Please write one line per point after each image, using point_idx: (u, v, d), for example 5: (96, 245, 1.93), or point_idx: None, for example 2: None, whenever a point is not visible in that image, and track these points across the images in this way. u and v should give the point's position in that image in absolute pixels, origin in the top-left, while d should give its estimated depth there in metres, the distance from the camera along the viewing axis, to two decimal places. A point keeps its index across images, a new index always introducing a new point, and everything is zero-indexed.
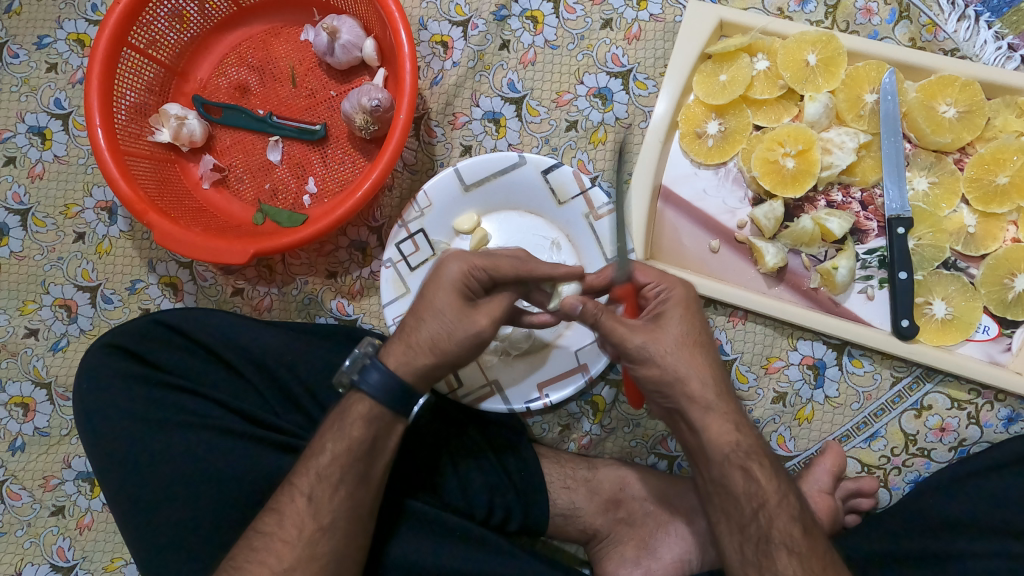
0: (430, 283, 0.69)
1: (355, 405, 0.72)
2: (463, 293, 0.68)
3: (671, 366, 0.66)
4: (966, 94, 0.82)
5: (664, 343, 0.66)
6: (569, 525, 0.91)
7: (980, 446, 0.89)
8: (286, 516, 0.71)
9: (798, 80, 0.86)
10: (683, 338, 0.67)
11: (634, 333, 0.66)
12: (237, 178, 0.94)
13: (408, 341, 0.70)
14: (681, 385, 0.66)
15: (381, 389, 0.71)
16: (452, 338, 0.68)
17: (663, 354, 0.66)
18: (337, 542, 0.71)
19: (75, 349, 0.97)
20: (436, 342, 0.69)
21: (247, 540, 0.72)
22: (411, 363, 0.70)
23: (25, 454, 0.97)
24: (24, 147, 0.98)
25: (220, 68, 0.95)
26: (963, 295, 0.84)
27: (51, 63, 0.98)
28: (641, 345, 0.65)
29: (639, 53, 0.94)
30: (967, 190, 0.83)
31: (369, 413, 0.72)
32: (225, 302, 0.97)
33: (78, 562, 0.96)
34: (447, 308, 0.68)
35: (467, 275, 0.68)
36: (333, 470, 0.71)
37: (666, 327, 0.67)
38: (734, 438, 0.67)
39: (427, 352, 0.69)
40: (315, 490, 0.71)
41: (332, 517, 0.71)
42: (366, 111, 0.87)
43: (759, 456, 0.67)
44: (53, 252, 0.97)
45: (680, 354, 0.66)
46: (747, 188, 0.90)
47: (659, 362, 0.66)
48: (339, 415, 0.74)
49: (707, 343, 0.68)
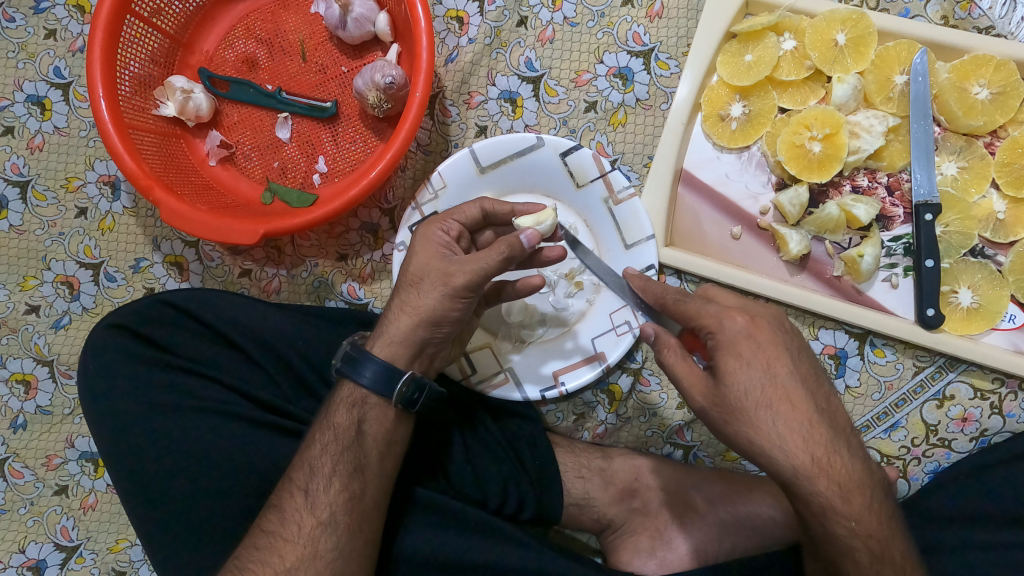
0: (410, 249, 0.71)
1: (341, 390, 0.71)
2: (436, 247, 0.70)
3: (733, 433, 0.60)
4: (1000, 75, 0.80)
5: (726, 409, 0.60)
6: (583, 515, 0.89)
7: (1002, 436, 0.88)
8: (286, 514, 0.68)
9: (826, 61, 0.83)
10: (742, 405, 0.59)
11: (692, 394, 0.62)
12: (245, 156, 0.91)
13: (386, 317, 0.71)
14: (752, 457, 0.60)
15: (375, 377, 0.68)
16: (423, 292, 0.68)
17: (725, 422, 0.60)
18: (340, 539, 0.67)
19: (77, 327, 0.93)
20: (407, 302, 0.69)
21: (251, 538, 0.69)
22: (384, 331, 0.70)
23: (27, 433, 0.93)
24: (23, 116, 0.94)
25: (227, 40, 0.92)
26: (990, 284, 0.82)
27: (49, 30, 0.94)
28: (701, 408, 0.62)
29: (661, 32, 0.91)
30: (997, 174, 0.81)
31: (352, 397, 0.70)
32: (232, 284, 0.94)
33: (83, 542, 0.93)
34: (413, 263, 0.70)
35: (433, 232, 0.71)
36: (324, 461, 0.69)
37: (726, 388, 0.59)
38: (822, 518, 0.61)
39: (402, 313, 0.69)
40: (312, 484, 0.68)
41: (330, 511, 0.67)
42: (380, 88, 0.83)
43: (844, 518, 0.60)
44: (54, 226, 0.93)
45: (745, 418, 0.59)
46: (770, 173, 0.88)
47: (722, 429, 0.61)
48: (327, 406, 0.72)
49: (777, 401, 0.59)
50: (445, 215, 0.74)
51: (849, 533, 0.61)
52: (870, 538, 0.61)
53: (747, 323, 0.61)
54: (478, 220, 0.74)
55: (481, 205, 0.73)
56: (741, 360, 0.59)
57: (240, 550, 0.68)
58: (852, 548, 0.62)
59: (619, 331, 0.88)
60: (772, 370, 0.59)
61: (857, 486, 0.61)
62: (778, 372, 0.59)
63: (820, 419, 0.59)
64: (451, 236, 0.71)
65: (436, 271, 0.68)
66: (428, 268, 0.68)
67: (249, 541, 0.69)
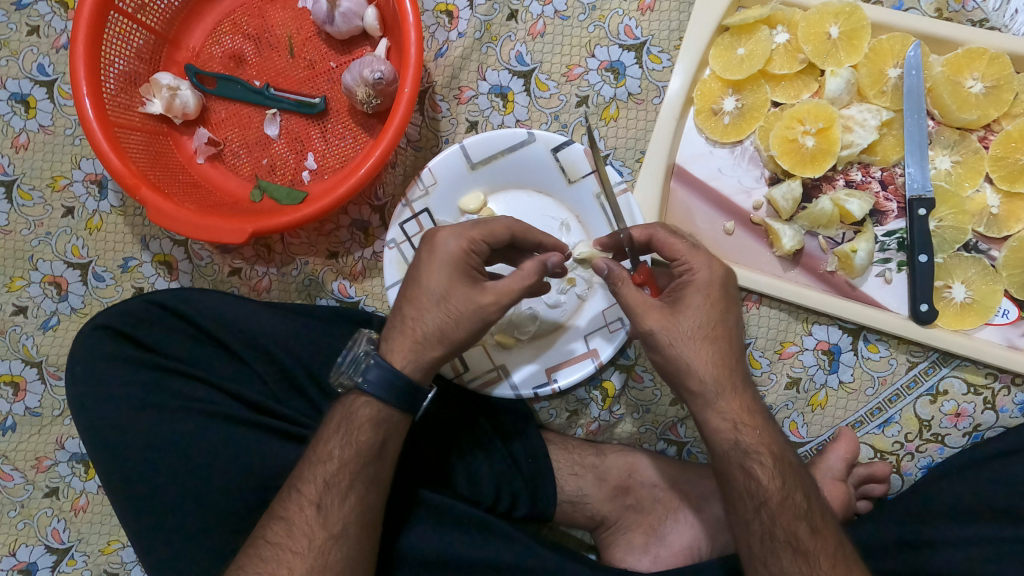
0: (427, 266, 0.67)
1: (361, 408, 0.69)
2: (458, 271, 0.67)
3: (675, 357, 0.63)
4: (995, 67, 0.79)
5: (675, 333, 0.63)
6: (576, 512, 0.89)
7: (995, 431, 0.88)
8: (295, 526, 0.67)
9: (820, 54, 0.82)
10: (693, 330, 0.63)
11: (644, 318, 0.63)
12: (233, 153, 0.90)
13: (413, 335, 0.68)
14: (682, 377, 0.63)
15: (386, 388, 0.68)
16: (460, 325, 0.67)
17: (670, 344, 0.63)
18: (351, 550, 0.67)
19: (66, 328, 0.93)
20: (444, 331, 0.67)
21: (253, 549, 0.67)
22: (419, 358, 0.68)
23: (15, 435, 0.93)
24: (7, 115, 0.93)
25: (213, 36, 0.91)
26: (984, 279, 0.82)
27: (33, 26, 0.93)
28: (650, 331, 0.63)
29: (652, 25, 0.90)
30: (990, 169, 0.81)
31: (377, 415, 0.69)
32: (222, 282, 0.93)
33: (74, 544, 0.93)
34: (446, 289, 0.66)
35: (459, 251, 0.66)
36: (341, 477, 0.68)
37: (682, 316, 0.63)
38: (733, 436, 0.64)
39: (438, 343, 0.68)
40: (325, 498, 0.68)
41: (343, 525, 0.67)
42: (369, 84, 0.82)
43: (759, 455, 0.64)
44: (41, 226, 0.93)
45: (689, 344, 0.62)
46: (763, 167, 0.87)
47: (665, 351, 0.63)
48: (342, 420, 0.70)
49: (721, 335, 0.63)
50: (464, 224, 0.69)
51: (770, 477, 0.64)
52: (771, 446, 0.65)
53: (722, 272, 0.65)
54: (503, 242, 0.70)
55: (511, 228, 0.70)
56: (707, 302, 0.64)
57: (243, 561, 0.67)
58: (765, 496, 0.64)
59: (612, 327, 0.88)
60: (725, 314, 0.64)
61: (754, 416, 0.65)
62: (728, 315, 0.64)
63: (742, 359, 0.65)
64: (477, 254, 0.68)
65: (469, 302, 0.66)
66: (461, 299, 0.66)
67: (251, 552, 0.67)
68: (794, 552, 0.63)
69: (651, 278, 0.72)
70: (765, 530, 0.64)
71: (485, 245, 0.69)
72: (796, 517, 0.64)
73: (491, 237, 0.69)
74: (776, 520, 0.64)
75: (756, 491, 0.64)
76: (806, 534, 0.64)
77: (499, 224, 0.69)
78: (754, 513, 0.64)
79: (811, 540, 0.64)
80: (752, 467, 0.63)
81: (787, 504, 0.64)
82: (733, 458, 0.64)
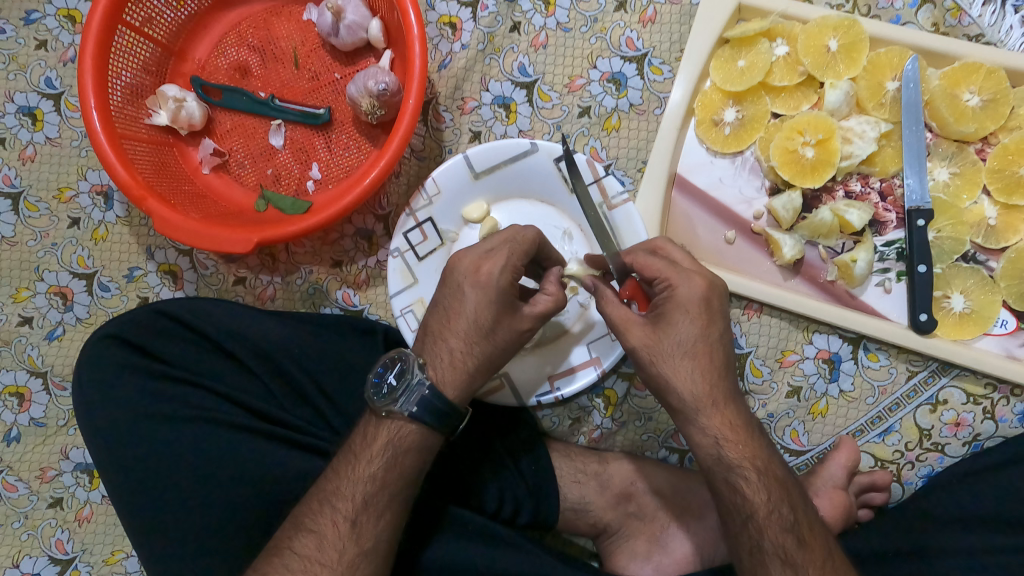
0: (474, 296, 0.67)
1: (408, 431, 0.69)
2: (503, 300, 0.68)
3: (655, 374, 0.65)
4: (991, 81, 0.80)
5: (657, 351, 0.64)
6: (579, 520, 0.89)
7: (994, 440, 0.88)
8: (326, 540, 0.67)
9: (819, 67, 0.83)
10: (672, 349, 0.64)
11: (627, 335, 0.65)
12: (238, 163, 0.91)
13: (465, 368, 0.69)
14: (664, 393, 0.65)
15: (436, 416, 0.68)
16: (506, 351, 0.70)
17: (651, 362, 0.64)
18: (378, 568, 0.69)
19: (71, 338, 0.93)
20: (491, 358, 0.70)
21: (281, 560, 0.67)
22: (469, 386, 0.70)
23: (20, 445, 0.94)
24: (14, 128, 0.94)
25: (219, 48, 0.92)
26: (982, 289, 0.83)
27: (40, 40, 0.94)
28: (633, 349, 0.65)
29: (654, 37, 0.91)
30: (988, 181, 0.82)
31: (422, 440, 0.70)
32: (227, 291, 0.94)
33: (78, 554, 0.93)
34: (495, 321, 0.68)
35: (508, 283, 0.68)
36: (380, 497, 0.69)
37: (664, 334, 0.64)
38: (717, 451, 0.65)
39: (485, 370, 0.71)
40: (360, 516, 0.68)
41: (375, 543, 0.68)
42: (373, 95, 0.83)
43: (744, 470, 0.65)
44: (47, 237, 0.93)
45: (670, 361, 0.64)
46: (764, 178, 0.88)
47: (647, 368, 0.65)
48: (389, 442, 0.69)
49: (702, 352, 0.64)
50: (503, 248, 0.69)
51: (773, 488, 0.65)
52: (754, 460, 0.65)
53: (703, 286, 0.65)
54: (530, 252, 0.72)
55: (538, 238, 0.72)
56: (698, 320, 0.64)
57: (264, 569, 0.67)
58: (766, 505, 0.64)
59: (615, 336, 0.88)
60: (709, 331, 0.64)
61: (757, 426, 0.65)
62: (711, 331, 0.64)
63: (725, 375, 0.65)
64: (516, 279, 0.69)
65: (515, 330, 0.69)
66: (507, 329, 0.69)
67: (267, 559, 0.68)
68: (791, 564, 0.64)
69: (638, 293, 0.71)
70: (759, 540, 0.64)
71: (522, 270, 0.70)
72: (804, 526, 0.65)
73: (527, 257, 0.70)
74: (776, 528, 0.65)
75: (741, 505, 0.65)
76: (796, 548, 0.64)
77: (527, 235, 0.71)
78: (742, 525, 0.65)
79: (799, 553, 0.64)
80: (736, 481, 0.65)
81: (773, 517, 0.64)
82: (717, 472, 0.65)
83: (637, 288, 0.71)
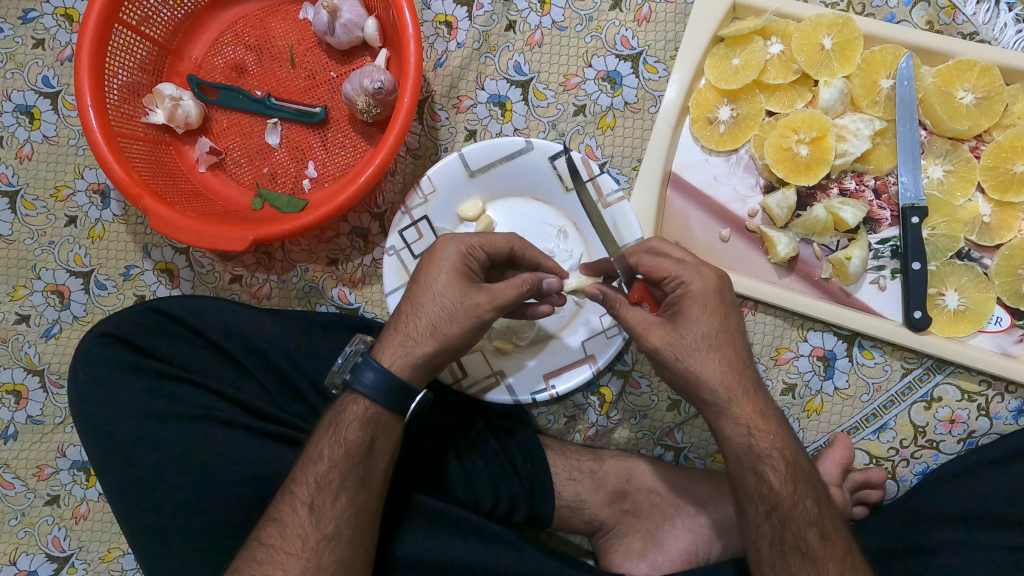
0: (426, 266, 0.69)
1: (350, 407, 0.70)
2: (459, 272, 0.68)
3: (683, 372, 0.64)
4: (984, 79, 0.81)
5: (680, 347, 0.63)
6: (574, 517, 0.90)
7: (989, 437, 0.88)
8: (290, 528, 0.68)
9: (813, 64, 0.84)
10: (696, 343, 0.63)
11: (648, 336, 0.64)
12: (234, 162, 0.91)
13: (405, 332, 0.69)
14: (693, 389, 0.64)
15: (376, 387, 0.68)
16: (454, 321, 0.67)
17: (677, 359, 0.64)
18: (344, 551, 0.68)
19: (68, 335, 0.94)
20: (435, 326, 0.68)
21: (250, 552, 0.68)
22: (410, 355, 0.68)
23: (17, 443, 0.94)
24: (12, 126, 0.94)
25: (215, 47, 0.92)
26: (977, 287, 0.83)
27: (38, 39, 0.94)
28: (654, 349, 0.64)
29: (649, 35, 0.92)
30: (982, 178, 0.82)
31: (366, 414, 0.69)
32: (223, 290, 0.94)
33: (74, 552, 0.93)
34: (445, 286, 0.68)
35: (460, 254, 0.69)
36: (332, 478, 0.69)
37: (684, 330, 0.64)
38: (747, 440, 0.65)
39: (429, 339, 0.68)
40: (316, 500, 0.68)
41: (336, 525, 0.68)
42: (369, 93, 0.84)
43: (772, 460, 0.65)
44: (45, 235, 0.94)
45: (696, 356, 0.63)
46: (758, 176, 0.88)
47: (672, 367, 0.64)
48: (335, 420, 0.71)
49: (725, 344, 0.64)
50: (465, 235, 0.71)
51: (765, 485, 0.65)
52: (782, 451, 0.65)
53: (715, 278, 0.66)
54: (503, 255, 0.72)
55: (512, 245, 0.72)
56: (714, 311, 0.64)
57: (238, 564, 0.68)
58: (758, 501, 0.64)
59: (609, 334, 0.88)
60: (727, 322, 0.65)
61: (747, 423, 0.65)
62: (729, 321, 0.65)
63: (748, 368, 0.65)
64: (476, 262, 0.70)
65: (465, 299, 0.67)
66: (456, 297, 0.67)
67: (247, 553, 0.68)
68: (794, 563, 0.64)
69: (648, 295, 0.71)
70: (781, 531, 0.65)
71: (485, 256, 0.71)
72: (804, 525, 0.65)
73: (491, 247, 0.71)
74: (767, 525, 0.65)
75: (767, 496, 0.65)
76: (786, 544, 0.65)
77: (499, 236, 0.72)
78: (765, 516, 0.65)
79: (791, 548, 0.64)
80: (765, 470, 0.65)
81: (798, 510, 0.65)
82: (746, 462, 0.65)
83: (646, 291, 0.71)
